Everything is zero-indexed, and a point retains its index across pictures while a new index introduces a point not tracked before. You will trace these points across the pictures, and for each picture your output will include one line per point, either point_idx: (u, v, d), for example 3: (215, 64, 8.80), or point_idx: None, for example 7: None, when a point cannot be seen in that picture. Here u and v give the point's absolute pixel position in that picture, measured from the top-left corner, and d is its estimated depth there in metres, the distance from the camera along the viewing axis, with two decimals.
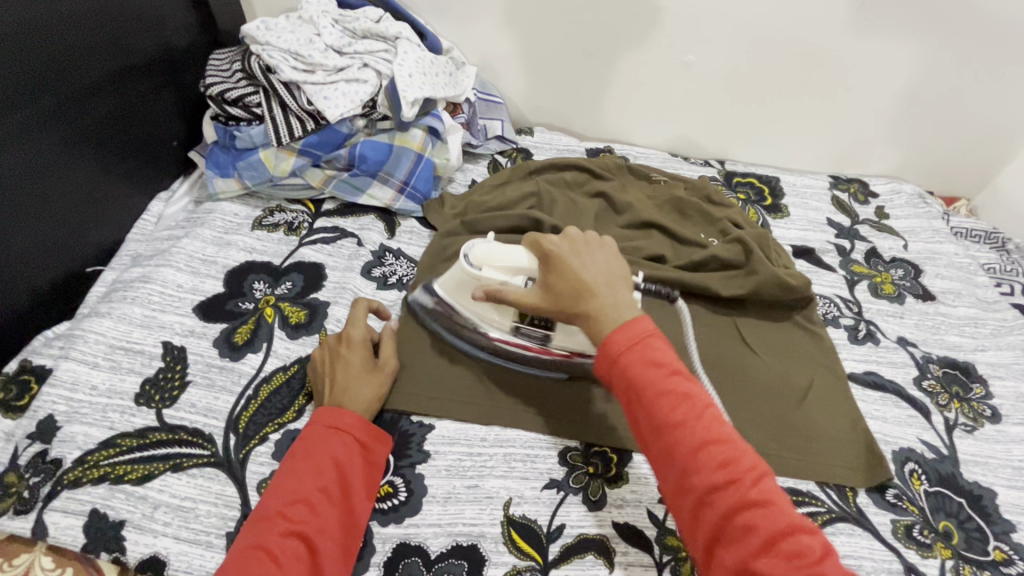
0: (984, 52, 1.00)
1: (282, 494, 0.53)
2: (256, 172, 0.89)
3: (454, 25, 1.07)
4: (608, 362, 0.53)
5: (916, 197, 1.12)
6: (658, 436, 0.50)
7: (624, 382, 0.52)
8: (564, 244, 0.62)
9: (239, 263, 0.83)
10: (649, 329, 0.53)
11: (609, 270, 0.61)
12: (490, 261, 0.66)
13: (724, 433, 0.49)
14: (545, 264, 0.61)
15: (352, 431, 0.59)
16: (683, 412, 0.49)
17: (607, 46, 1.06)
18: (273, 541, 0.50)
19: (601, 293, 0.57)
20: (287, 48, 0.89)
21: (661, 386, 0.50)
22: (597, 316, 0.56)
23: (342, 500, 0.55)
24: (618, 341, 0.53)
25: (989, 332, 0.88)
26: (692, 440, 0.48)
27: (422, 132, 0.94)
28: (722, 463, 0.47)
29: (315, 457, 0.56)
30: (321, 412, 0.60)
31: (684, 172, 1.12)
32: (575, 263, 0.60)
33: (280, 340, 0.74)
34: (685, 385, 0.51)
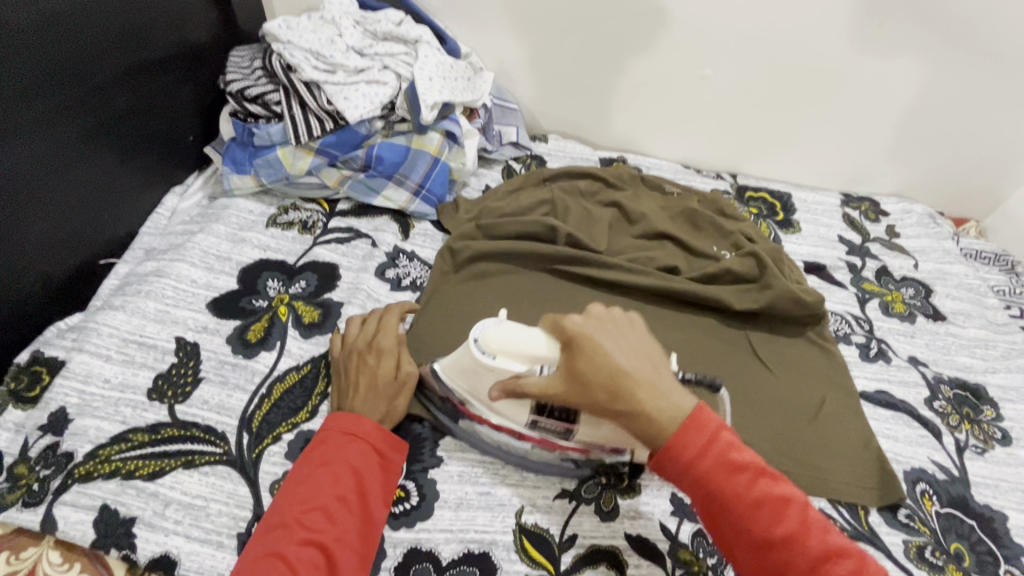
0: (998, 76, 1.01)
1: (298, 501, 0.53)
2: (273, 170, 0.89)
3: (473, 30, 1.07)
4: (685, 473, 0.50)
5: (928, 217, 1.12)
6: (763, 554, 0.47)
7: (709, 495, 0.49)
8: (590, 326, 0.55)
9: (253, 260, 0.83)
10: (720, 422, 0.52)
11: (639, 356, 0.56)
12: (505, 349, 0.57)
13: (835, 541, 0.47)
14: (569, 352, 0.54)
15: (369, 438, 0.59)
16: (789, 523, 0.47)
17: (624, 56, 1.06)
18: (290, 549, 0.50)
19: (644, 379, 0.53)
20: (309, 48, 0.89)
21: (753, 495, 0.48)
22: (647, 410, 0.52)
23: (359, 508, 0.55)
24: (694, 443, 0.50)
25: (999, 354, 0.88)
26: (806, 555, 0.46)
27: (439, 136, 0.94)
28: None
29: (332, 465, 0.56)
30: (336, 417, 0.60)
31: (696, 184, 1.13)
32: (607, 348, 0.54)
33: (294, 340, 0.73)
34: (776, 487, 0.49)
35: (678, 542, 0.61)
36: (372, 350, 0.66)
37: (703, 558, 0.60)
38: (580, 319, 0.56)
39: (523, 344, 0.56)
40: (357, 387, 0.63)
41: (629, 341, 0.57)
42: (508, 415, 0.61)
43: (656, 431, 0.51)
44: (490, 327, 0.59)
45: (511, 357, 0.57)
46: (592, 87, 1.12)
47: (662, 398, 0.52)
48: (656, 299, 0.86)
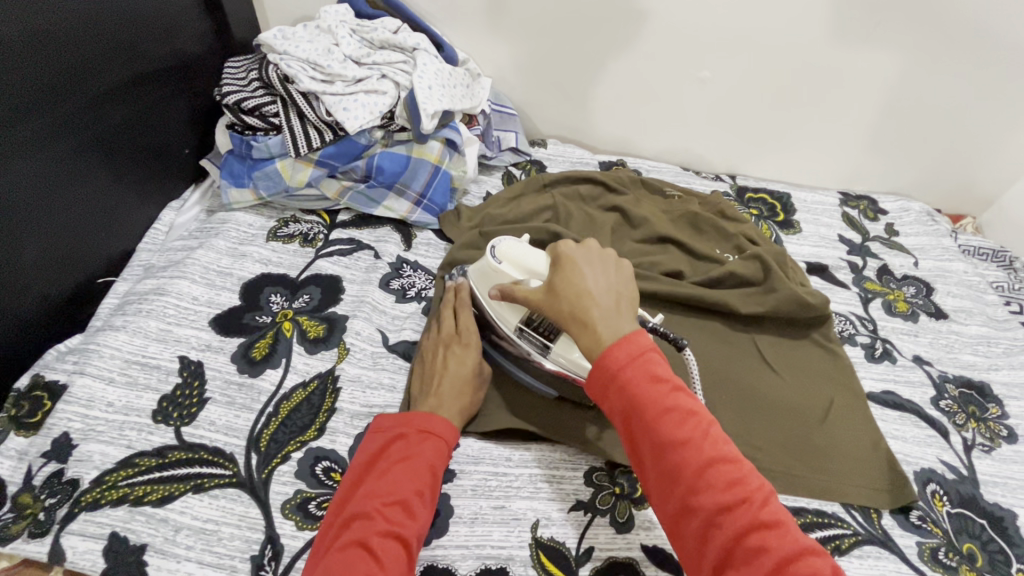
0: (991, 75, 1.02)
1: (379, 494, 0.54)
2: (273, 183, 0.88)
3: (469, 35, 1.07)
4: (606, 378, 0.50)
5: (925, 215, 1.13)
6: (658, 454, 0.47)
7: (622, 396, 0.49)
8: (580, 251, 0.60)
9: (255, 275, 0.82)
10: (650, 342, 0.51)
11: (613, 288, 0.57)
12: (511, 259, 0.66)
13: (730, 451, 0.47)
14: (555, 270, 0.59)
15: (445, 438, 0.60)
16: (688, 429, 0.47)
17: (621, 59, 1.06)
18: (373, 539, 0.50)
19: (603, 304, 0.54)
20: (306, 58, 0.88)
21: (664, 403, 0.47)
22: (596, 326, 0.53)
23: (430, 508, 0.56)
24: (618, 355, 0.50)
25: (1001, 351, 0.89)
26: (699, 458, 0.46)
27: (440, 144, 0.93)
28: (733, 482, 0.45)
29: (412, 459, 0.57)
30: (418, 413, 0.61)
31: (696, 187, 1.13)
32: (585, 273, 0.57)
33: (299, 355, 0.72)
34: (687, 400, 0.48)
35: None
36: (458, 338, 0.70)
37: None
38: (576, 246, 0.60)
39: (528, 259, 0.65)
40: (441, 379, 0.66)
41: (614, 276, 0.59)
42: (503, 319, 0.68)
43: (596, 344, 0.52)
44: (510, 242, 0.68)
45: (513, 266, 0.66)
46: (590, 90, 1.12)
47: (612, 318, 0.53)
48: (661, 304, 0.85)
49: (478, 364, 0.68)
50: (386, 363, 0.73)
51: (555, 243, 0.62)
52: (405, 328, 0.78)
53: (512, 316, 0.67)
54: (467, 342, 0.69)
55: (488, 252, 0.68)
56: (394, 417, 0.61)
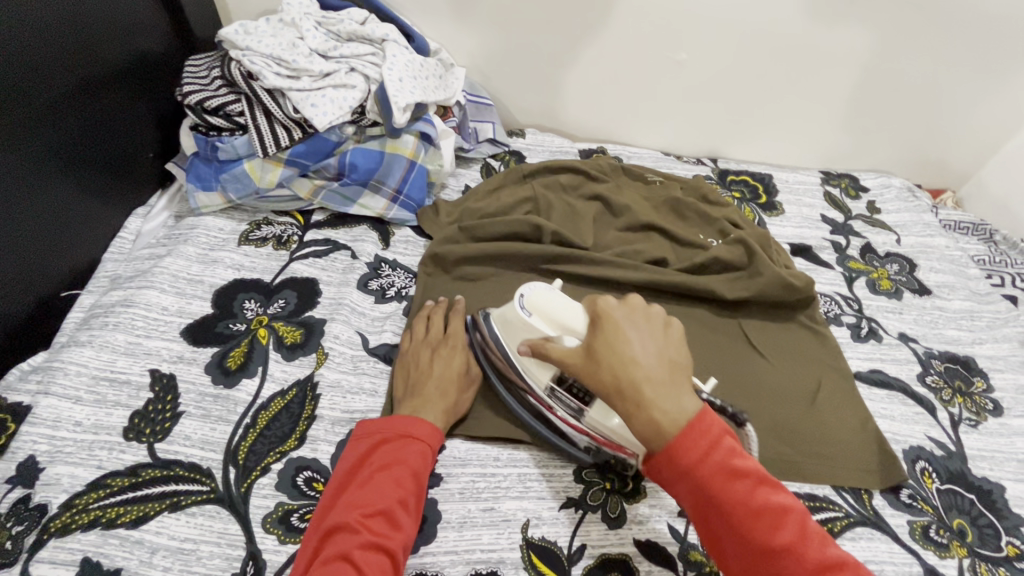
0: (969, 48, 1.01)
1: (361, 505, 0.53)
2: (241, 184, 0.85)
3: (440, 24, 1.03)
4: (682, 475, 0.48)
5: (906, 191, 1.13)
6: (755, 561, 0.46)
7: (703, 497, 0.48)
8: (623, 312, 0.55)
9: (227, 281, 0.79)
10: (691, 385, 0.51)
11: (664, 359, 0.53)
12: (542, 311, 0.60)
13: (775, 489, 0.48)
14: (595, 330, 0.55)
15: (428, 442, 0.60)
16: (785, 531, 0.46)
17: (599, 44, 1.04)
18: (355, 551, 0.49)
19: (654, 380, 0.51)
20: (269, 53, 0.85)
21: (754, 503, 0.47)
22: (650, 406, 0.50)
23: (415, 515, 0.55)
24: (692, 446, 0.48)
25: (984, 325, 0.89)
26: (801, 565, 0.45)
27: (414, 138, 0.91)
28: (783, 525, 0.46)
29: (395, 467, 0.56)
30: (401, 417, 0.61)
31: (678, 172, 1.11)
32: (631, 337, 0.53)
33: (276, 363, 0.70)
34: (774, 496, 0.48)
35: (687, 543, 0.60)
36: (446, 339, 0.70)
37: None
38: (617, 303, 0.56)
39: (560, 313, 0.59)
40: (427, 377, 0.66)
41: (660, 339, 0.54)
42: (532, 376, 0.64)
43: (651, 429, 0.49)
44: (540, 289, 0.62)
45: (545, 320, 0.60)
46: (567, 77, 1.09)
47: (666, 397, 0.50)
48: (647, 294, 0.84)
49: (464, 364, 0.69)
50: (367, 367, 0.71)
51: (594, 298, 0.57)
52: (386, 330, 0.76)
53: (542, 373, 0.63)
54: (455, 342, 0.70)
55: (516, 301, 0.63)
56: (375, 424, 0.61)
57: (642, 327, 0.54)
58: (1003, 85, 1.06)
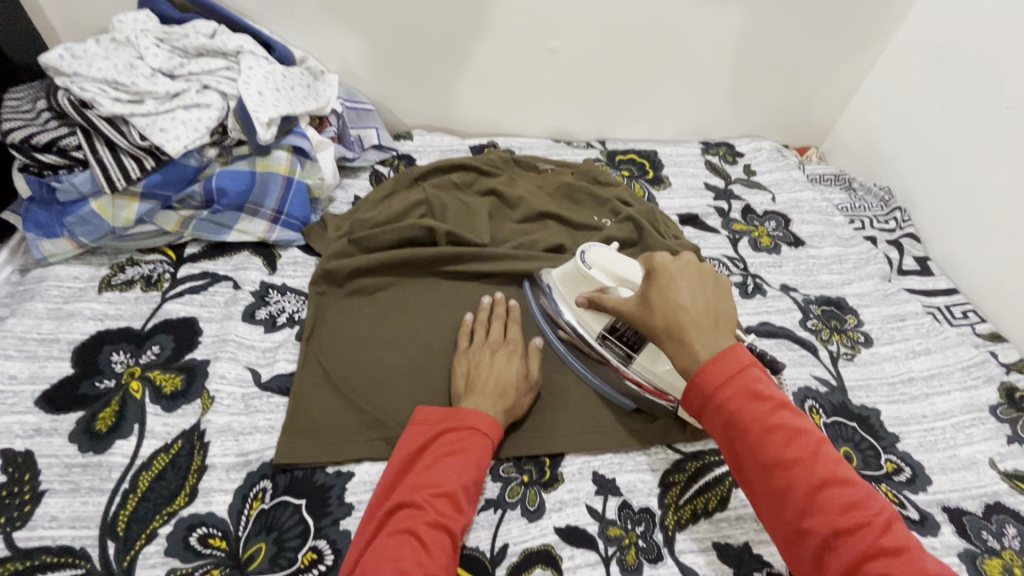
0: (808, 16, 1.10)
1: (428, 484, 0.55)
2: (91, 227, 0.77)
3: (301, 29, 0.98)
4: (703, 400, 0.51)
5: (776, 152, 1.22)
6: (769, 478, 0.48)
7: (724, 418, 0.50)
8: (677, 265, 0.58)
9: (89, 335, 0.71)
10: (749, 359, 0.52)
11: (714, 308, 0.56)
12: (602, 265, 0.66)
13: (797, 423, 0.50)
14: (648, 280, 0.59)
15: (492, 436, 0.60)
16: (760, 407, 0.49)
17: (471, 38, 1.03)
18: (422, 528, 0.51)
19: (698, 322, 0.54)
20: (103, 77, 0.76)
21: (769, 420, 0.49)
22: (689, 343, 0.53)
23: (473, 500, 0.57)
24: (716, 371, 0.51)
25: (851, 266, 0.98)
26: (764, 424, 0.49)
27: (287, 153, 0.85)
28: (793, 446, 0.48)
29: (461, 452, 0.57)
30: (463, 410, 0.61)
31: (569, 157, 1.13)
32: (681, 287, 0.57)
33: (155, 417, 0.64)
34: (756, 378, 0.51)
35: (606, 520, 0.61)
36: (505, 343, 0.71)
37: (632, 529, 0.61)
38: (674, 259, 0.59)
39: (618, 267, 0.65)
40: (486, 374, 0.66)
41: (710, 292, 0.57)
42: (585, 322, 0.71)
43: (687, 358, 0.53)
44: (600, 248, 0.69)
45: (603, 273, 0.66)
46: (447, 74, 1.08)
47: (708, 336, 0.53)
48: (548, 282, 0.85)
49: (522, 369, 0.69)
50: (261, 403, 0.67)
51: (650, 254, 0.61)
52: (278, 360, 0.72)
53: (596, 323, 0.70)
54: (512, 348, 0.71)
55: (578, 257, 0.69)
56: (440, 412, 0.62)
57: (696, 280, 0.57)
58: (842, 47, 1.16)
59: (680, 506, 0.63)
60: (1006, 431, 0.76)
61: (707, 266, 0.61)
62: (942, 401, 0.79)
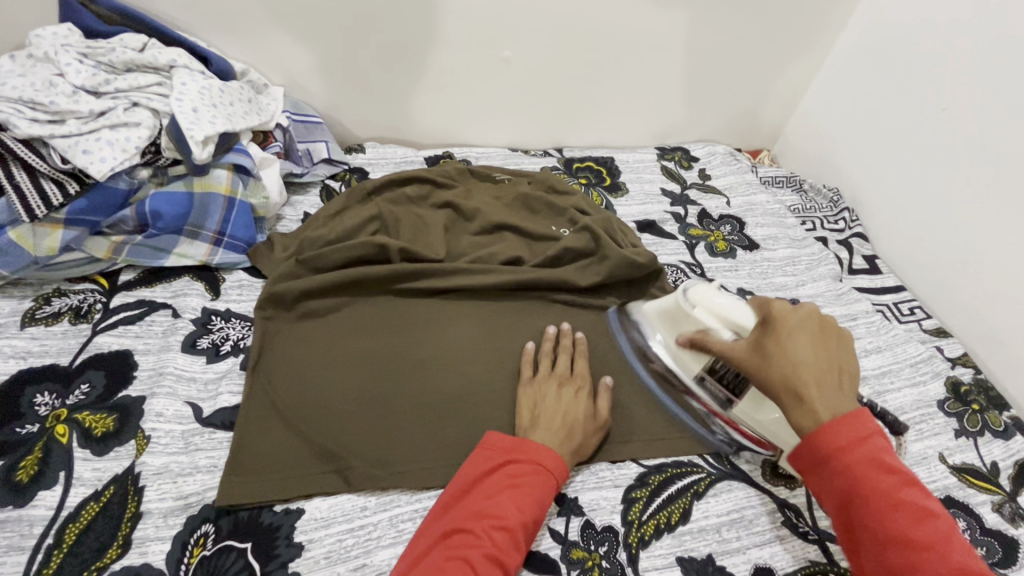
0: (755, 22, 1.12)
1: (494, 514, 0.53)
2: (9, 257, 0.71)
3: (240, 40, 0.94)
4: (820, 460, 0.53)
5: (729, 155, 1.24)
6: (893, 553, 0.49)
7: (847, 484, 0.51)
8: (798, 317, 0.59)
9: (9, 375, 0.66)
10: (873, 427, 0.53)
11: (828, 362, 0.57)
12: (707, 305, 0.64)
13: (931, 508, 0.50)
14: (766, 330, 0.59)
15: (557, 475, 0.58)
16: (893, 489, 0.50)
17: (421, 49, 1.00)
18: (478, 561, 0.50)
19: (820, 380, 0.55)
20: (18, 97, 0.71)
21: (897, 497, 0.50)
22: (813, 405, 0.54)
23: (529, 539, 0.55)
24: (838, 432, 0.52)
25: (804, 267, 1.00)
26: (891, 502, 0.50)
27: (227, 172, 0.81)
28: (919, 527, 0.49)
29: (527, 487, 0.56)
30: (533, 443, 0.60)
31: (526, 166, 1.12)
32: (801, 340, 0.57)
33: (83, 462, 0.59)
34: (889, 458, 0.52)
35: (569, 542, 0.60)
36: (570, 377, 0.70)
37: (595, 549, 0.60)
38: (795, 309, 0.60)
39: (727, 308, 0.63)
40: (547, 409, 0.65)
41: (828, 349, 0.58)
42: (682, 364, 0.69)
43: (810, 419, 0.54)
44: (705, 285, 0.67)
45: (710, 314, 0.64)
46: (398, 84, 1.05)
47: (829, 396, 0.54)
48: (507, 295, 0.84)
49: (591, 406, 0.67)
50: (202, 441, 0.63)
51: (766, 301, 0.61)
52: (222, 393, 0.68)
53: (693, 364, 0.68)
54: (579, 383, 0.69)
55: (681, 294, 0.68)
56: (505, 439, 0.60)
57: (816, 336, 0.58)
58: (789, 51, 1.19)
59: (643, 522, 0.62)
60: (953, 425, 0.78)
61: (823, 318, 0.61)
62: (893, 398, 0.81)
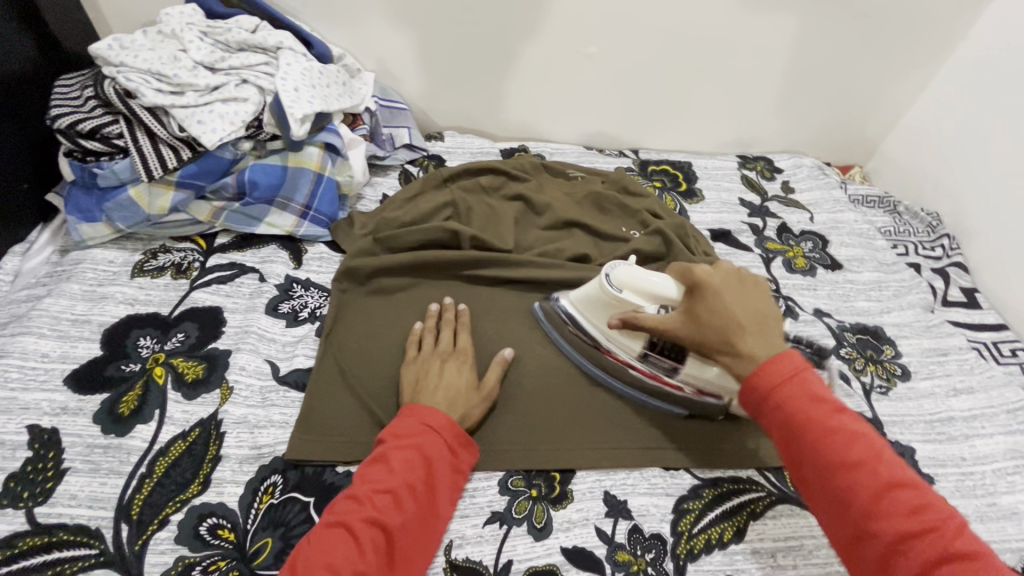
0: (861, 29, 1.05)
1: (372, 480, 0.54)
2: (128, 213, 0.79)
3: (339, 26, 0.98)
4: (760, 398, 0.53)
5: (817, 169, 1.18)
6: (828, 477, 0.48)
7: (784, 417, 0.51)
8: (718, 277, 0.59)
9: (119, 318, 0.73)
10: (802, 360, 0.53)
11: (757, 312, 0.57)
12: (631, 285, 0.65)
13: (861, 429, 0.50)
14: (693, 296, 0.59)
15: (443, 433, 0.59)
16: (827, 416, 0.50)
17: (506, 42, 1.01)
18: (357, 524, 0.51)
19: (751, 330, 0.56)
20: (147, 69, 0.79)
21: (831, 422, 0.49)
22: (748, 355, 0.54)
23: (423, 499, 0.55)
24: (770, 373, 0.52)
25: (891, 294, 0.94)
26: (823, 431, 0.49)
27: (319, 149, 0.86)
28: (854, 450, 0.48)
29: (409, 448, 0.57)
30: (418, 407, 0.60)
31: (600, 165, 1.11)
32: (726, 298, 0.58)
33: (175, 404, 0.65)
34: (817, 387, 0.51)
35: (615, 544, 0.59)
36: (453, 352, 0.69)
37: (641, 555, 0.59)
38: (712, 269, 0.60)
39: (649, 283, 0.63)
40: (434, 386, 0.64)
41: (752, 299, 0.59)
42: (623, 346, 0.69)
43: (745, 367, 0.54)
44: (620, 266, 0.66)
45: (636, 294, 0.65)
46: (482, 76, 1.06)
47: (759, 341, 0.55)
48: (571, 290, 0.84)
49: (474, 380, 0.67)
50: (277, 398, 0.67)
51: (687, 267, 0.61)
52: (297, 355, 0.72)
53: (634, 343, 0.68)
54: (463, 357, 0.69)
55: (603, 280, 0.67)
56: (399, 413, 0.61)
57: (737, 286, 0.59)
58: (895, 62, 1.11)
59: (693, 535, 0.61)
60: None
61: (742, 270, 0.62)
62: (983, 444, 0.74)
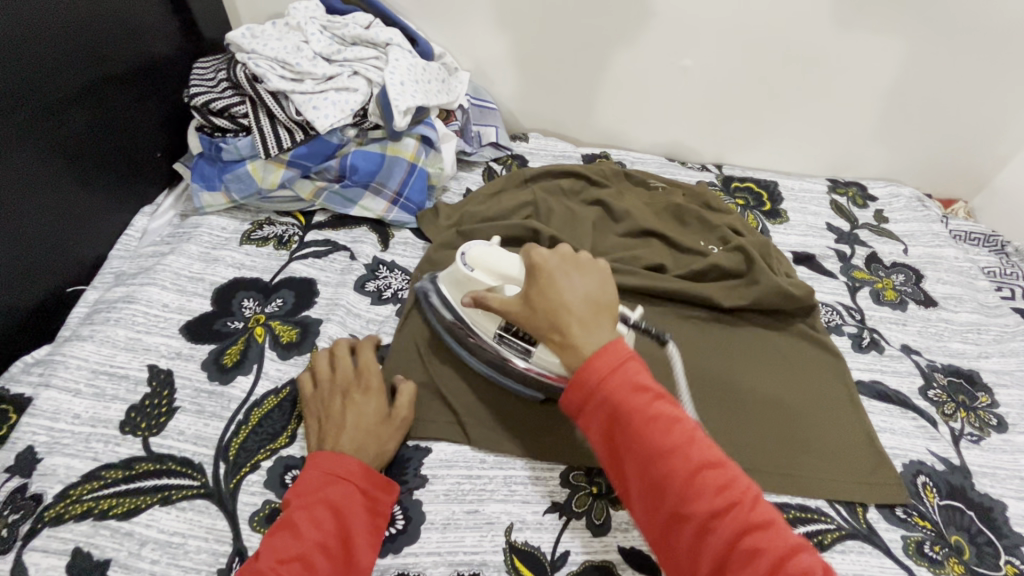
0: (982, 55, 0.99)
1: (278, 550, 0.51)
2: (244, 184, 0.87)
3: (442, 26, 1.03)
4: (590, 390, 0.51)
5: (915, 200, 1.11)
6: (649, 463, 0.48)
7: (608, 408, 0.51)
8: (554, 262, 0.60)
9: (228, 280, 0.80)
10: (629, 351, 0.52)
11: (596, 297, 0.58)
12: (483, 263, 0.66)
13: (676, 414, 0.50)
14: (530, 279, 0.59)
15: (352, 479, 0.57)
16: (649, 406, 0.49)
17: (600, 49, 1.03)
18: None
19: (580, 317, 0.55)
20: (274, 57, 0.86)
21: (649, 411, 0.49)
22: (573, 341, 0.54)
23: (337, 554, 0.53)
24: (600, 365, 0.52)
25: (992, 338, 0.87)
26: (642, 419, 0.49)
27: (415, 141, 0.91)
28: (669, 436, 0.48)
29: (315, 506, 0.54)
30: (322, 456, 0.58)
31: (682, 177, 1.10)
32: (565, 282, 0.58)
33: (271, 361, 0.71)
34: (640, 376, 0.51)
35: None
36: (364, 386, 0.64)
37: None
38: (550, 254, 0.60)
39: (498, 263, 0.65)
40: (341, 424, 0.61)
41: (594, 283, 0.60)
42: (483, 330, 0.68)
43: (572, 355, 0.54)
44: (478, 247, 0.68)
45: (487, 273, 0.66)
46: (571, 82, 1.09)
47: (589, 331, 0.55)
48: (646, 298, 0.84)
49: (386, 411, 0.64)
50: None
51: (528, 249, 0.61)
52: (380, 331, 0.77)
53: (490, 324, 0.67)
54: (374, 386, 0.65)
55: (458, 258, 0.68)
56: (303, 471, 0.58)
57: (572, 269, 0.59)
58: (1018, 91, 1.03)
59: None
60: None
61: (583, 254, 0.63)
62: None
